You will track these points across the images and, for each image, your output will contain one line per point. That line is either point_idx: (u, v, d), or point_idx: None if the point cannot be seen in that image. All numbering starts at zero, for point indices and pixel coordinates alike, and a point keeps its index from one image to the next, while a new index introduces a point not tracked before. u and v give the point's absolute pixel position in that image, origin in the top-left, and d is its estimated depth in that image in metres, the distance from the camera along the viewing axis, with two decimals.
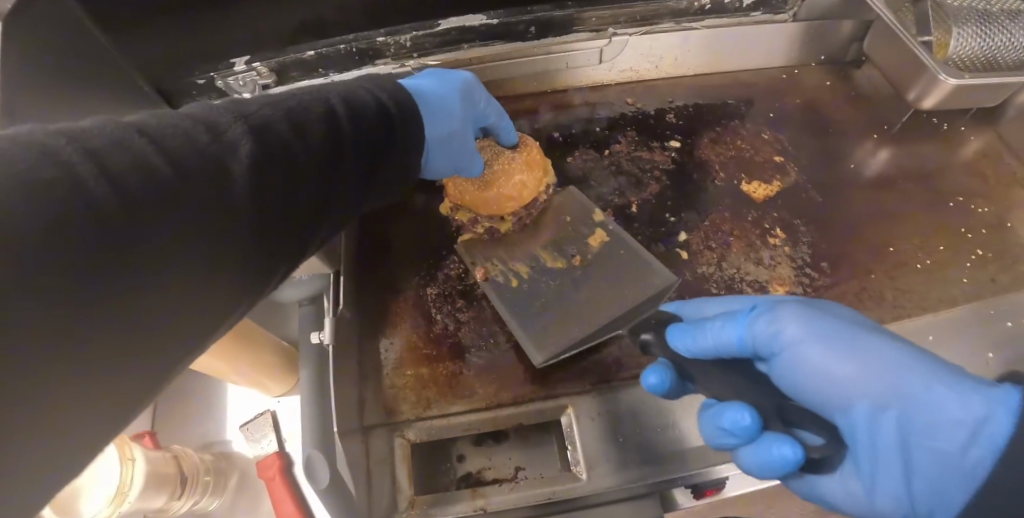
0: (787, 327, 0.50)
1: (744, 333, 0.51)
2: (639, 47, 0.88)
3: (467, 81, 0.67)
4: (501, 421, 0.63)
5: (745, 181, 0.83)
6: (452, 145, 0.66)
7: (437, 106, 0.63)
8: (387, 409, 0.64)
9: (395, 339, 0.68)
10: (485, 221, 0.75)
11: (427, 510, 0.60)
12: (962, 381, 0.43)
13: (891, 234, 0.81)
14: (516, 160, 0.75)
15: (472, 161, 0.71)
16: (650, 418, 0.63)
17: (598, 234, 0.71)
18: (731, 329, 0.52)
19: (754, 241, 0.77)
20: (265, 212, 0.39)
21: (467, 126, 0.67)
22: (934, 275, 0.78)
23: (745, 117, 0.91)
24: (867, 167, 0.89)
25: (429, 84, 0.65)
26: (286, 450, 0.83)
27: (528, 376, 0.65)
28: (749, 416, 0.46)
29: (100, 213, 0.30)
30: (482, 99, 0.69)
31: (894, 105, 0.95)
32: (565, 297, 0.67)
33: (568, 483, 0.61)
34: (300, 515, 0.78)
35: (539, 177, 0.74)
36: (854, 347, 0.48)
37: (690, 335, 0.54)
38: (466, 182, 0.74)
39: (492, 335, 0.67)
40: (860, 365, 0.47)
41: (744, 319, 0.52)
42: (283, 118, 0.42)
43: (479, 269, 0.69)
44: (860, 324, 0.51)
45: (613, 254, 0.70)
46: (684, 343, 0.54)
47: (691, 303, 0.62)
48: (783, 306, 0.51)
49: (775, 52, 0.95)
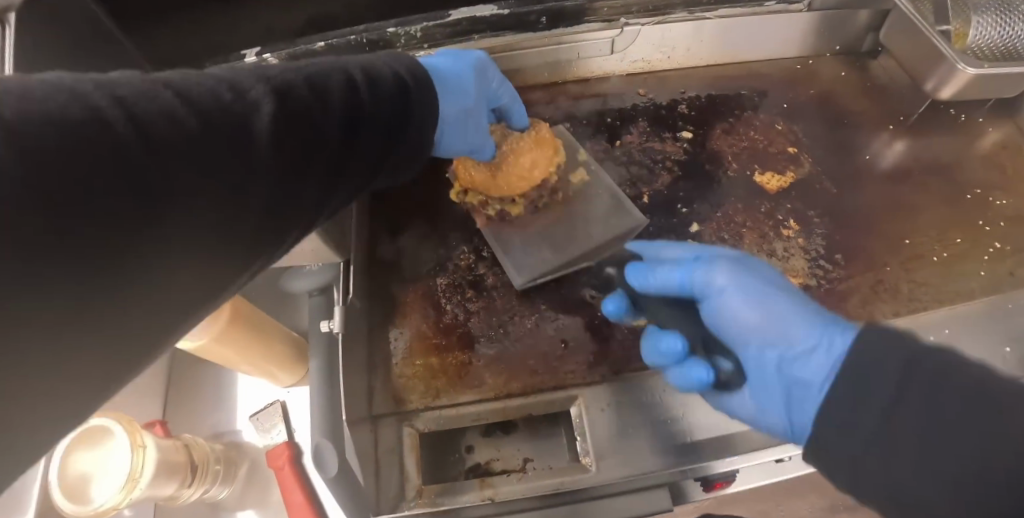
0: (717, 276, 0.54)
1: (685, 277, 0.55)
2: (651, 37, 0.87)
3: (480, 60, 0.67)
4: (511, 411, 0.62)
5: (758, 172, 0.82)
6: (464, 125, 0.65)
7: (452, 84, 0.63)
8: (396, 398, 0.64)
9: (404, 328, 0.67)
10: (497, 204, 0.73)
11: (434, 499, 0.59)
12: (834, 334, 0.49)
13: (907, 226, 0.80)
14: (525, 141, 0.73)
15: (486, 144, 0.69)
16: (662, 410, 0.62)
17: (579, 174, 0.75)
18: (677, 271, 0.56)
19: (767, 232, 0.76)
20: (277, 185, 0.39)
21: (479, 106, 0.65)
22: (950, 268, 0.77)
23: (758, 108, 0.90)
24: (883, 158, 0.88)
25: (443, 63, 0.64)
26: (295, 440, 0.84)
27: (539, 367, 0.64)
28: (681, 343, 0.53)
29: (112, 171, 0.30)
30: (497, 79, 0.68)
31: (910, 96, 0.93)
32: (546, 235, 0.72)
33: (577, 474, 0.60)
34: (309, 505, 0.78)
35: (551, 157, 0.71)
36: (765, 299, 0.53)
37: (642, 273, 0.57)
38: (476, 166, 0.72)
39: (503, 325, 0.67)
40: (764, 313, 0.52)
41: (688, 265, 0.56)
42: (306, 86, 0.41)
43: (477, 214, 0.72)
44: (781, 285, 0.54)
45: (592, 194, 0.74)
46: (637, 279, 0.57)
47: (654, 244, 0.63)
48: (720, 259, 0.55)
49: (789, 42, 0.94)
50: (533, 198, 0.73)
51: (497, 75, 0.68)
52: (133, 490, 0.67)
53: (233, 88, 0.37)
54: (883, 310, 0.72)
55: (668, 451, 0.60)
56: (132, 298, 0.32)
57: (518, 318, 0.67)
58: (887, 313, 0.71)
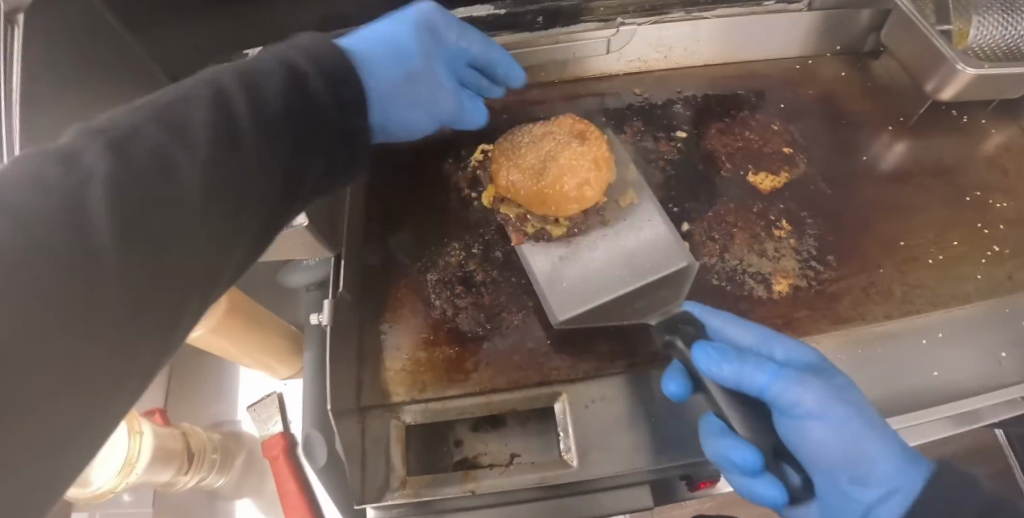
0: (803, 396, 0.53)
1: (767, 386, 0.54)
2: (648, 36, 0.87)
3: (420, 12, 0.62)
4: (497, 406, 0.63)
5: (752, 172, 0.82)
6: (417, 89, 0.62)
7: (390, 45, 0.59)
8: (384, 391, 0.65)
9: (394, 323, 0.68)
10: (537, 222, 0.69)
11: (417, 491, 0.60)
12: (908, 470, 0.51)
13: (903, 228, 0.79)
14: (582, 156, 0.68)
15: (448, 105, 0.67)
16: (646, 407, 0.62)
17: (632, 197, 0.69)
18: (758, 377, 0.55)
19: (759, 233, 0.76)
20: (227, 196, 0.37)
21: (429, 63, 0.62)
22: (947, 271, 0.76)
23: (755, 108, 0.90)
24: (882, 159, 0.87)
25: (379, 28, 0.60)
26: (290, 431, 0.85)
27: (524, 363, 0.65)
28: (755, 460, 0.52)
29: (53, 237, 0.28)
30: (446, 32, 0.64)
31: (911, 97, 0.92)
32: (592, 266, 0.66)
33: (558, 470, 0.61)
34: (302, 494, 0.80)
35: (603, 180, 0.67)
36: (848, 430, 0.53)
37: (717, 363, 0.55)
38: (523, 178, 0.68)
39: (491, 320, 0.68)
40: (842, 443, 0.53)
41: (772, 374, 0.54)
42: (226, 94, 0.39)
43: (516, 236, 0.69)
44: (866, 409, 0.54)
45: (653, 223, 0.67)
46: (708, 368, 0.55)
47: (717, 316, 0.61)
48: (806, 377, 0.54)
49: (789, 42, 0.93)
50: (578, 221, 0.68)
51: (447, 29, 0.64)
52: (132, 474, 0.69)
53: (153, 116, 0.35)
54: (875, 312, 0.71)
55: (652, 448, 0.60)
56: (98, 348, 0.30)
57: (506, 314, 0.68)
58: (878, 315, 0.71)
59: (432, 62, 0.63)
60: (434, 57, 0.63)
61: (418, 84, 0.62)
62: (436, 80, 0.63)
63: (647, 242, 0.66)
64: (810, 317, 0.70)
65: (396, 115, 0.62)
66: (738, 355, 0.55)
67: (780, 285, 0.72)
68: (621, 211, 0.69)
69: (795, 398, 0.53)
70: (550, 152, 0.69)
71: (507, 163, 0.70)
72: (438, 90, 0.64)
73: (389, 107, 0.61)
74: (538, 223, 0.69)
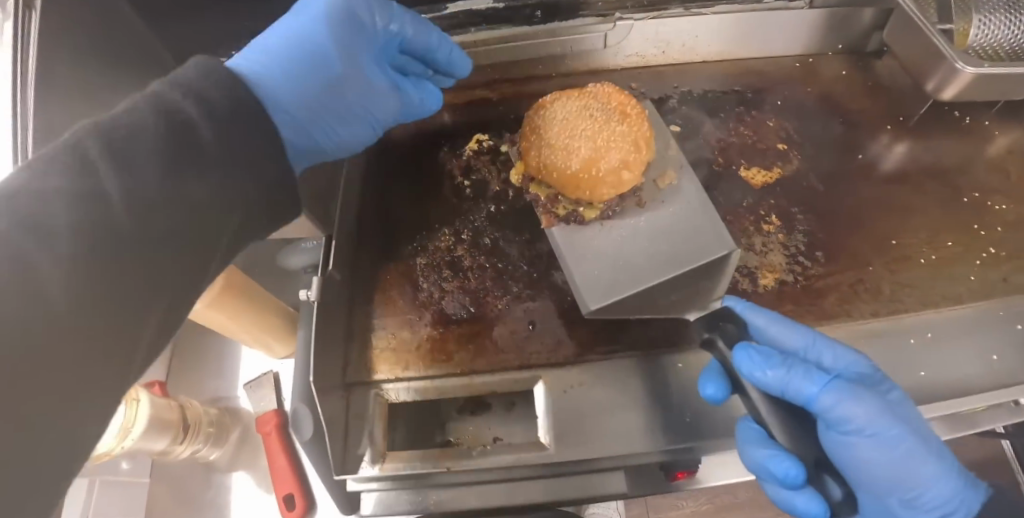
0: (859, 416, 0.48)
1: (816, 400, 0.49)
2: (646, 32, 0.88)
3: (323, 11, 0.62)
4: (477, 386, 0.64)
5: (745, 166, 0.82)
6: (345, 93, 0.64)
7: (302, 52, 0.60)
8: (369, 368, 0.67)
9: (382, 304, 0.70)
10: (569, 204, 0.72)
11: (397, 465, 0.62)
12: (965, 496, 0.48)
13: (897, 227, 0.79)
14: (620, 136, 0.71)
15: (387, 103, 0.69)
16: (625, 395, 0.63)
17: (667, 178, 0.72)
18: (809, 388, 0.50)
19: (748, 227, 0.77)
20: (165, 243, 0.41)
21: (350, 60, 0.63)
22: (939, 271, 0.75)
23: (752, 105, 0.90)
24: (880, 158, 0.86)
25: (276, 41, 0.60)
26: (284, 408, 0.88)
27: (506, 346, 0.66)
28: (796, 472, 0.49)
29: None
30: (364, 27, 0.65)
31: (913, 97, 0.91)
32: (622, 251, 0.68)
33: (534, 452, 0.62)
34: (292, 470, 0.82)
35: (641, 162, 0.70)
36: (906, 452, 0.48)
37: (761, 369, 0.50)
38: (560, 160, 0.71)
39: (476, 304, 0.69)
40: (900, 466, 0.48)
41: (823, 386, 0.49)
42: (162, 137, 0.42)
43: (546, 218, 0.71)
44: (924, 427, 0.50)
45: (685, 205, 0.70)
46: (749, 372, 0.50)
47: (760, 312, 0.58)
48: (865, 393, 0.49)
49: (790, 39, 0.93)
50: (611, 204, 0.71)
51: (364, 22, 0.65)
52: (128, 439, 0.72)
53: (88, 172, 0.38)
54: (862, 309, 0.71)
55: (628, 435, 0.61)
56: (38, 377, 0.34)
57: (491, 299, 0.69)
58: (865, 312, 0.70)
59: (352, 60, 0.64)
60: (355, 52, 0.64)
61: (345, 89, 0.64)
62: (362, 77, 0.65)
63: (678, 225, 0.69)
64: (795, 312, 0.70)
65: (337, 126, 0.64)
66: (785, 361, 0.50)
67: (766, 279, 0.72)
68: (659, 193, 0.72)
69: (844, 414, 0.48)
70: (587, 133, 0.72)
71: (541, 145, 0.73)
72: (367, 90, 0.66)
73: (326, 121, 0.62)
74: (570, 205, 0.72)
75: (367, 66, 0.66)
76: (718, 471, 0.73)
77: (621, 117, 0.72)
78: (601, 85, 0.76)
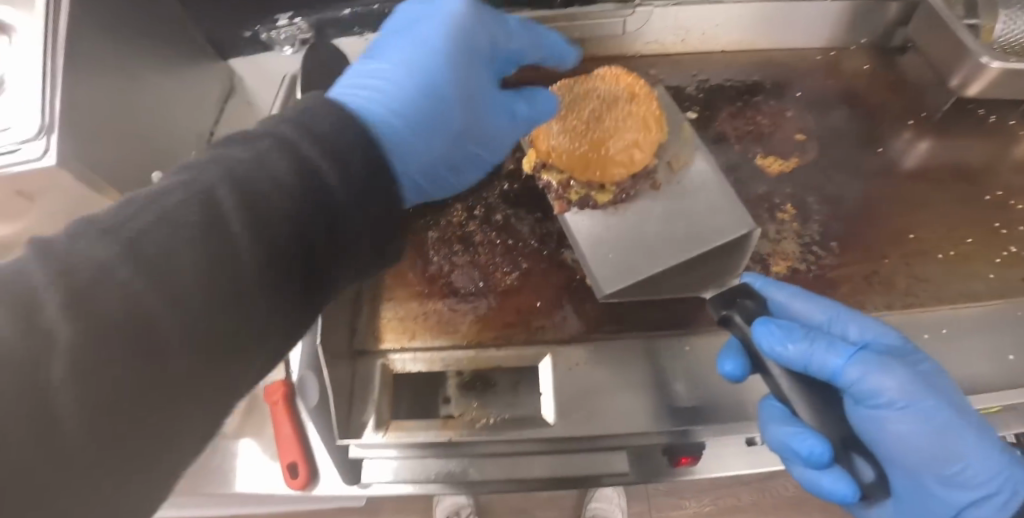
0: (887, 386, 0.47)
1: (842, 373, 0.48)
2: (666, 19, 0.87)
3: (436, 39, 0.60)
4: (482, 360, 0.63)
5: (761, 154, 0.82)
6: (452, 124, 0.61)
7: (425, 89, 0.58)
8: (375, 337, 0.67)
9: (391, 275, 0.70)
10: (581, 188, 0.71)
11: (400, 433, 0.62)
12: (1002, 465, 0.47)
13: (915, 222, 0.77)
14: (628, 118, 0.73)
15: (496, 130, 0.66)
16: (632, 375, 0.62)
17: (680, 159, 0.73)
18: (834, 361, 0.48)
19: (762, 215, 0.76)
20: (279, 292, 0.40)
21: (474, 91, 0.62)
22: (957, 267, 0.73)
23: (771, 95, 0.89)
24: (900, 154, 0.85)
25: (404, 76, 0.58)
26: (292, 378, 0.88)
27: (513, 321, 0.65)
28: (827, 456, 0.47)
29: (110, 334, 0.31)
30: (477, 54, 0.63)
31: (937, 94, 0.90)
32: (636, 236, 0.69)
33: (537, 427, 0.61)
34: (296, 437, 0.83)
35: (653, 141, 0.71)
36: (935, 421, 0.48)
37: (783, 343, 0.49)
38: (567, 144, 0.72)
39: (485, 278, 0.68)
40: (931, 436, 0.48)
41: (848, 359, 0.48)
42: (289, 179, 0.40)
43: (557, 203, 0.70)
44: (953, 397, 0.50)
45: (697, 185, 0.71)
46: (771, 346, 0.49)
47: (778, 287, 0.59)
48: (891, 363, 0.48)
49: (812, 31, 0.92)
50: (624, 187, 0.71)
51: (468, 50, 0.61)
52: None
53: (210, 211, 0.37)
54: (875, 301, 0.70)
55: (631, 415, 0.60)
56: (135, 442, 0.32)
57: (500, 274, 0.68)
58: (878, 304, 0.69)
59: (467, 89, 0.62)
60: (460, 77, 0.61)
61: (467, 131, 0.63)
62: (469, 105, 0.63)
63: (692, 206, 0.70)
64: None
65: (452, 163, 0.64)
66: (807, 335, 0.49)
67: (778, 266, 0.72)
68: (673, 175, 0.72)
69: (875, 385, 0.48)
70: (595, 117, 0.73)
71: (550, 129, 0.73)
72: (465, 112, 0.63)
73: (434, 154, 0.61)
74: (582, 189, 0.71)
75: (481, 94, 0.64)
76: (719, 464, 0.72)
77: (629, 100, 0.73)
78: (608, 68, 0.76)
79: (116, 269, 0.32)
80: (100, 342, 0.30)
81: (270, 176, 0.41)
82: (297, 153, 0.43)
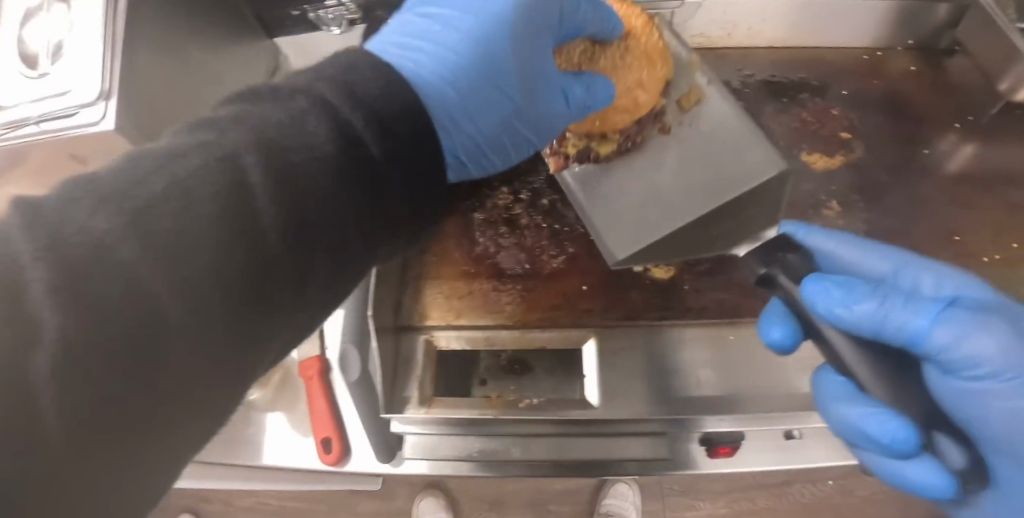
0: (981, 348, 0.45)
1: (922, 334, 0.47)
2: (714, 11, 0.87)
3: (497, 6, 0.59)
4: (527, 340, 0.64)
5: (807, 151, 0.82)
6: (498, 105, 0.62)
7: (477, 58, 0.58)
8: (421, 313, 0.67)
9: (437, 254, 0.70)
10: (581, 141, 0.69)
11: (443, 409, 0.62)
12: None
13: (961, 224, 0.77)
14: (627, 56, 0.66)
15: (549, 115, 0.63)
16: (676, 360, 0.62)
17: (693, 93, 0.65)
18: (914, 321, 0.47)
19: (806, 210, 0.76)
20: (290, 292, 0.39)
21: (524, 67, 0.61)
22: (1003, 272, 0.73)
23: (816, 92, 0.89)
24: (945, 156, 0.84)
25: (457, 41, 0.59)
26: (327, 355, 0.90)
27: (558, 303, 0.66)
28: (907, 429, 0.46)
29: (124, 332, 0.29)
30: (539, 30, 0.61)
31: (984, 97, 0.89)
32: (648, 189, 0.65)
33: (578, 410, 0.61)
34: (329, 415, 0.84)
35: (656, 76, 0.65)
36: None
37: (841, 303, 0.48)
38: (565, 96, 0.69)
39: (531, 260, 0.69)
40: None
41: (931, 319, 0.47)
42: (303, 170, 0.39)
43: (555, 161, 0.71)
44: None
45: (709, 123, 0.64)
46: (827, 307, 0.49)
47: (824, 243, 0.60)
48: (985, 320, 0.46)
49: (859, 30, 0.92)
50: (628, 132, 0.66)
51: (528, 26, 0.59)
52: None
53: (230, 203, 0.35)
54: None
55: (674, 399, 0.61)
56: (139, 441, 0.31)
57: (545, 257, 0.69)
58: None
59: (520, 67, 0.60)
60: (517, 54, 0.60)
61: (522, 111, 0.62)
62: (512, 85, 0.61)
63: (710, 147, 0.63)
64: None
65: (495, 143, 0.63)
66: (877, 293, 0.48)
67: None
68: (683, 116, 0.66)
69: (970, 350, 0.45)
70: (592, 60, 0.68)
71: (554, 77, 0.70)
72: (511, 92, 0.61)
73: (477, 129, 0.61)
74: (581, 141, 0.69)
75: (537, 75, 0.62)
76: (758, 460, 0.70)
77: (625, 31, 0.67)
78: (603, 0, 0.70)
79: (121, 246, 0.30)
80: (104, 344, 0.28)
81: (299, 146, 0.40)
82: (332, 121, 0.42)
